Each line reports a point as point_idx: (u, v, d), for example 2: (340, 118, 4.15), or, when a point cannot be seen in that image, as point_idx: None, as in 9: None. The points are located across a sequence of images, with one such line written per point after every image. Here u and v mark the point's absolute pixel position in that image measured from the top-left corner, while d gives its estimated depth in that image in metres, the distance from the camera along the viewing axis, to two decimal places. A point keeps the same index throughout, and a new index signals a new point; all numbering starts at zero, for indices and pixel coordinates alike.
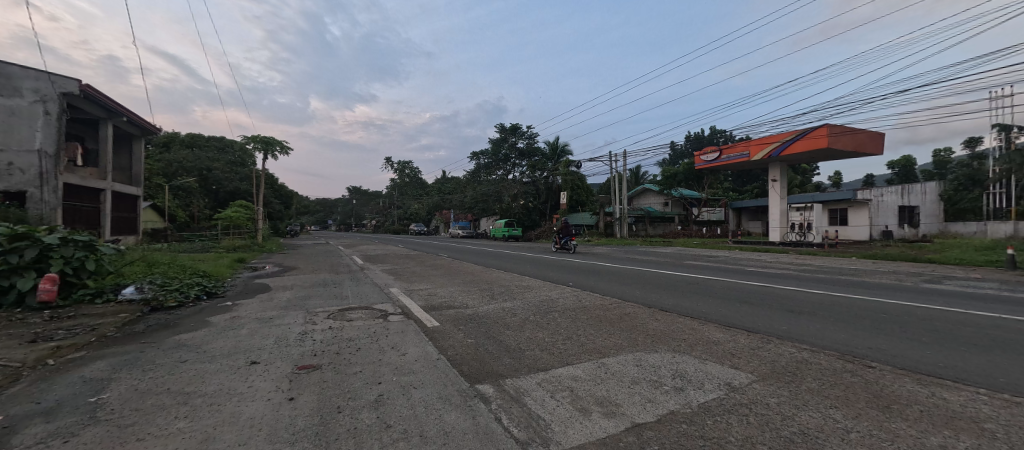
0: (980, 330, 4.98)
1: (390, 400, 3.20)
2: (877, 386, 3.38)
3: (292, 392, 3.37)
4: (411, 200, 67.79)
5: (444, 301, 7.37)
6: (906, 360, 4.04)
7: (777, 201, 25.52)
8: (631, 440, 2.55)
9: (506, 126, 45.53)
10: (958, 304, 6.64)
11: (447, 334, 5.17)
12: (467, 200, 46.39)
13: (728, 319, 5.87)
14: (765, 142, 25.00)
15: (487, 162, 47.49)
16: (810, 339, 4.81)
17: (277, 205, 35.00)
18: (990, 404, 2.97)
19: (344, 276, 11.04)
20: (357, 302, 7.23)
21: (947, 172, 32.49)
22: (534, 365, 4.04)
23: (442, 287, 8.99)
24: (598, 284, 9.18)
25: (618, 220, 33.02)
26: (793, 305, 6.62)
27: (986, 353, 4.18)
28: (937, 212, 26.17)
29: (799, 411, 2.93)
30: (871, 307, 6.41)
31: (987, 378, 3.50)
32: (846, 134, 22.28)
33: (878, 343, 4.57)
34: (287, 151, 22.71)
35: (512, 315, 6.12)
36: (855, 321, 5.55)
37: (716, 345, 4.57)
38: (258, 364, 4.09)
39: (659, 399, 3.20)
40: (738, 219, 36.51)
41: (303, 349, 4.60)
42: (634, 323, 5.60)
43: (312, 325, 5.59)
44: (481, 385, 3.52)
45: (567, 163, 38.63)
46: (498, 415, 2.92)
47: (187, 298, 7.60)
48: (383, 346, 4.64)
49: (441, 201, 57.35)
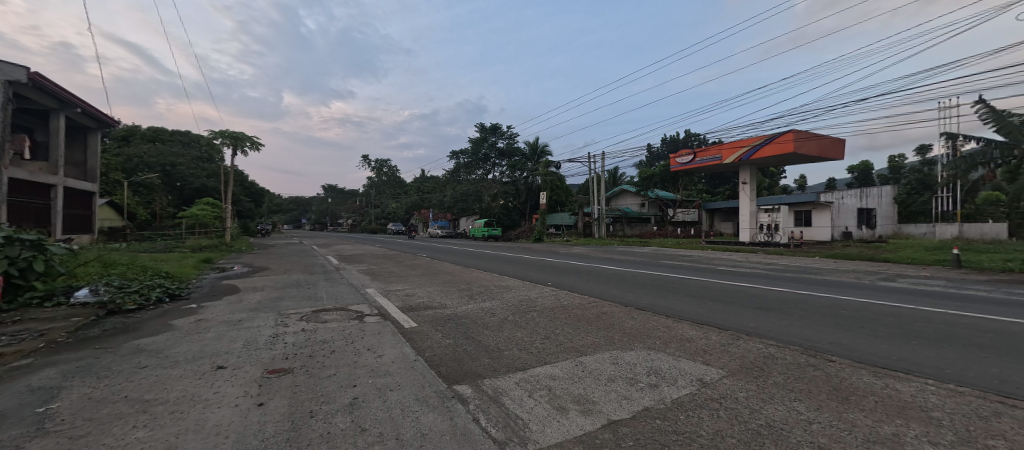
0: (929, 325, 5.29)
1: (365, 403, 2.87)
2: (838, 379, 3.46)
3: (265, 396, 2.91)
4: (388, 199, 66.76)
5: (424, 302, 7.18)
6: (864, 354, 4.21)
7: (747, 202, 26.57)
8: (606, 437, 2.49)
9: (486, 126, 45.59)
10: (913, 301, 7.07)
11: (423, 335, 5.00)
12: (446, 200, 46.06)
13: (700, 316, 6.01)
14: (736, 146, 25.93)
15: (466, 162, 47.28)
16: (776, 335, 4.97)
17: (247, 204, 33.68)
18: (937, 394, 3.11)
19: (316, 277, 10.63)
20: (329, 303, 6.94)
21: (901, 176, 34.68)
22: (512, 365, 3.90)
23: (423, 288, 8.79)
24: (576, 283, 9.27)
25: (597, 221, 33.55)
26: (761, 303, 6.87)
27: (935, 346, 4.44)
28: (891, 214, 27.86)
29: (766, 404, 2.96)
30: (832, 304, 6.73)
31: (936, 369, 3.70)
32: (811, 140, 23.44)
33: (839, 339, 4.76)
34: (258, 147, 21.82)
35: (491, 316, 6.07)
36: (817, 317, 5.81)
37: (689, 342, 4.61)
38: (227, 368, 3.55)
39: (633, 395, 3.15)
40: (711, 220, 37.76)
41: (276, 352, 4.07)
42: (611, 322, 5.64)
43: (283, 328, 5.10)
44: (459, 386, 3.31)
45: (546, 163, 38.93)
46: (475, 415, 2.75)
47: (148, 300, 7.06)
48: (358, 348, 4.28)
49: (420, 201, 56.73)
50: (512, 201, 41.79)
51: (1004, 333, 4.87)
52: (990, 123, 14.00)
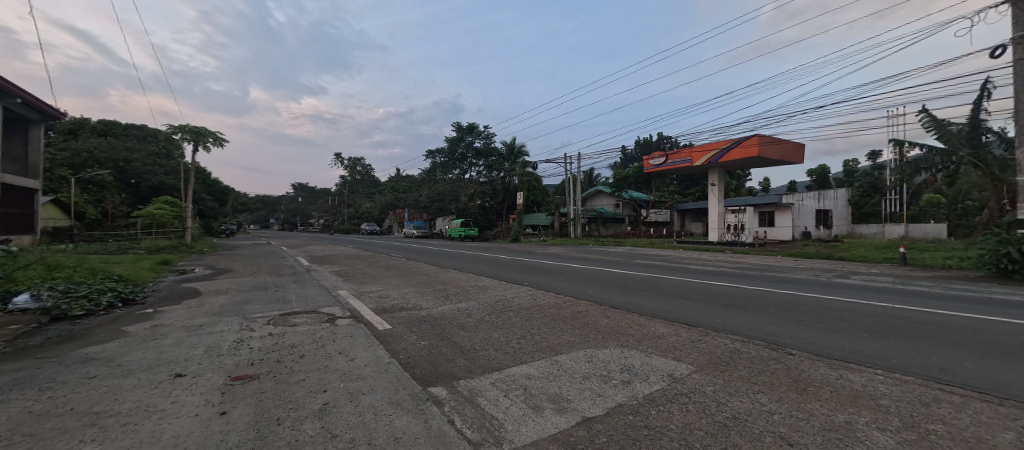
0: (878, 319, 5.66)
1: (336, 408, 2.80)
2: (797, 371, 3.65)
3: (229, 404, 2.78)
4: (362, 199, 65.30)
5: (398, 303, 7.07)
6: (820, 346, 4.45)
7: (715, 203, 27.56)
8: (582, 434, 2.52)
9: (462, 126, 45.37)
10: (864, 296, 7.54)
11: (398, 337, 4.92)
12: (421, 200, 45.44)
13: (672, 314, 6.19)
14: (706, 149, 26.80)
15: (442, 161, 46.87)
16: (741, 331, 5.17)
17: (211, 202, 32.20)
18: (886, 383, 3.32)
19: (284, 278, 10.26)
20: (298, 306, 6.71)
21: (854, 179, 36.95)
22: (488, 366, 3.89)
23: (398, 288, 8.63)
24: (552, 283, 9.36)
25: (573, 221, 34.00)
26: (729, 300, 7.13)
27: (883, 338, 4.75)
28: (845, 215, 29.59)
29: (732, 397, 3.08)
30: (794, 300, 7.07)
31: (883, 360, 3.95)
32: (773, 145, 24.59)
33: (797, 333, 5.02)
34: (221, 143, 20.83)
35: (467, 316, 6.04)
36: (780, 313, 6.08)
37: (661, 339, 4.74)
38: (186, 376, 3.38)
39: (607, 392, 3.20)
40: (682, 220, 38.93)
41: (241, 358, 3.91)
42: (586, 321, 5.73)
43: (249, 333, 4.89)
44: (434, 388, 3.28)
45: (523, 164, 39.10)
46: (450, 417, 2.73)
47: (98, 305, 6.61)
48: (329, 352, 4.16)
49: (395, 201, 55.78)
50: (489, 201, 41.73)
51: (943, 325, 5.27)
52: (932, 131, 15.02)
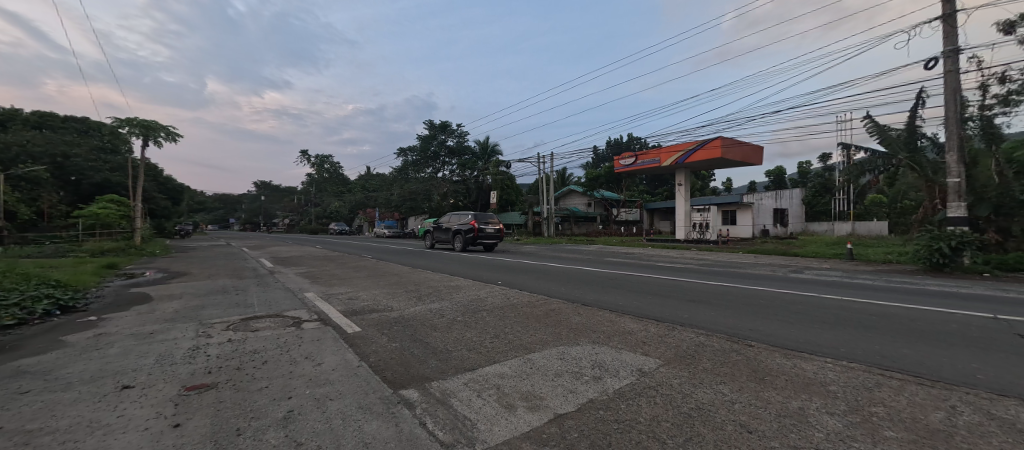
0: (828, 310, 6.04)
1: (301, 416, 2.69)
2: (756, 361, 3.83)
3: (183, 416, 2.63)
4: (331, 198, 63.36)
5: (369, 305, 6.90)
6: (777, 338, 4.69)
7: (683, 203, 28.29)
8: (553, 431, 2.55)
9: (435, 124, 44.69)
10: (817, 290, 8.02)
11: (367, 339, 4.78)
12: (392, 199, 44.51)
13: (641, 310, 6.35)
14: (673, 150, 27.67)
15: (414, 160, 46.08)
16: (705, 325, 5.37)
17: (163, 201, 30.22)
18: (835, 370, 3.55)
19: (246, 281, 9.80)
20: (261, 310, 6.43)
21: (807, 180, 39.24)
22: (461, 366, 3.87)
23: (368, 290, 8.41)
24: (526, 282, 9.41)
25: (546, 220, 34.33)
26: (695, 296, 7.40)
27: (834, 328, 5.07)
28: (800, 214, 31.35)
29: (696, 389, 3.19)
30: (754, 294, 7.43)
31: (832, 349, 4.22)
32: (735, 147, 25.70)
33: (757, 325, 5.27)
34: (174, 138, 19.61)
35: (440, 316, 5.98)
36: (742, 307, 6.35)
37: (630, 335, 4.86)
38: (135, 387, 3.16)
39: (579, 388, 3.25)
40: (651, 219, 40.08)
41: (196, 366, 3.69)
42: (559, 318, 5.80)
43: (206, 339, 4.63)
44: (405, 391, 3.22)
45: (496, 163, 39.04)
46: (421, 420, 2.69)
47: (31, 314, 6.05)
48: (294, 357, 4.01)
49: (365, 200, 54.43)
50: (462, 201, 41.46)
51: (884, 315, 5.69)
52: (875, 135, 16.12)
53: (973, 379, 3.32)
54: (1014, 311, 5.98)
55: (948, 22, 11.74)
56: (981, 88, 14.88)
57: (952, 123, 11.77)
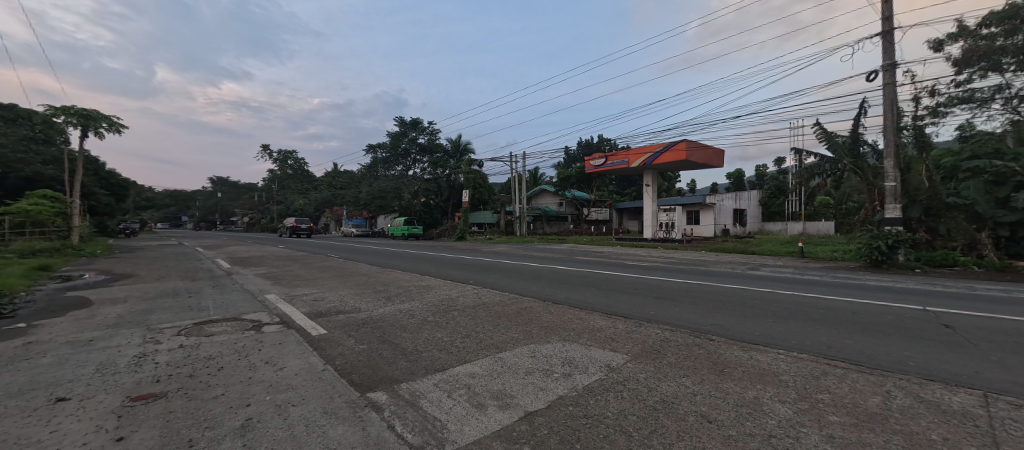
0: (781, 305, 6.40)
1: (261, 423, 2.57)
2: (716, 355, 4.01)
3: (127, 428, 2.45)
4: (295, 195, 60.79)
5: (335, 306, 6.68)
6: (736, 332, 4.92)
7: (650, 203, 29.18)
8: (523, 429, 2.56)
9: (406, 120, 43.72)
10: (774, 286, 8.46)
11: (333, 342, 4.63)
12: (361, 197, 43.26)
13: (610, 307, 6.49)
14: (641, 152, 28.45)
15: (384, 157, 44.94)
16: (670, 321, 5.56)
17: (106, 198, 27.85)
18: (787, 361, 3.77)
19: (199, 283, 9.22)
20: (217, 313, 6.09)
21: (764, 182, 41.43)
22: (431, 366, 3.82)
23: (334, 291, 8.14)
24: (497, 281, 9.41)
25: (519, 219, 34.51)
26: (662, 293, 7.65)
27: (788, 322, 5.37)
28: (758, 214, 33.02)
29: (661, 382, 3.31)
30: (716, 291, 7.76)
31: (783, 341, 4.48)
32: (699, 150, 26.75)
33: (717, 320, 5.51)
34: (119, 129, 18.24)
35: (410, 317, 5.87)
36: (704, 303, 6.62)
37: (599, 331, 4.98)
38: (72, 399, 2.92)
39: (549, 386, 3.30)
40: (620, 218, 41.00)
41: (142, 375, 3.45)
42: (530, 317, 5.85)
43: (154, 346, 4.33)
44: (373, 393, 3.14)
45: (469, 162, 38.72)
46: (389, 423, 2.64)
47: None
48: (254, 362, 3.83)
49: (332, 197, 52.63)
50: (433, 199, 41.02)
51: (832, 309, 6.08)
52: (824, 141, 17.21)
53: (907, 366, 3.62)
54: (942, 303, 6.56)
55: (886, 38, 12.72)
56: (914, 100, 16.26)
57: (890, 131, 12.76)
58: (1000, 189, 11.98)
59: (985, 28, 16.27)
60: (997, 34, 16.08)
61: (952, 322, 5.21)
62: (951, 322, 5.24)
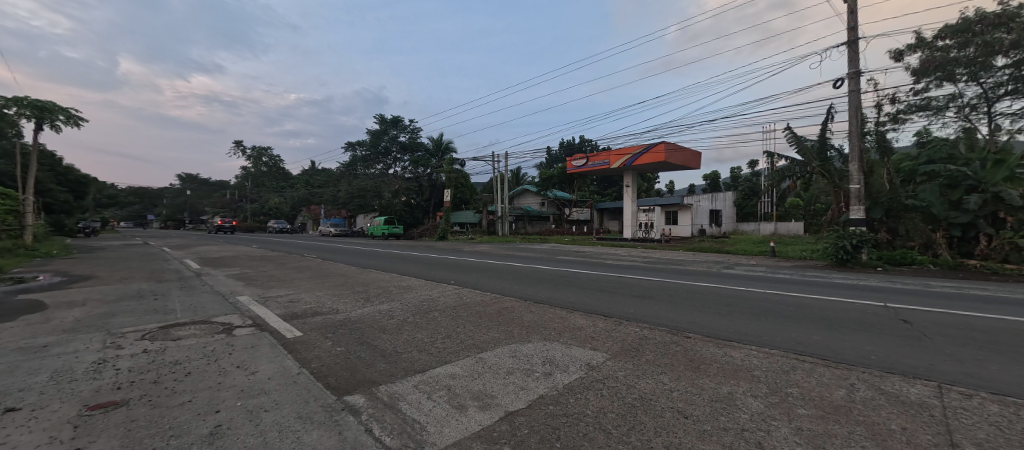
0: (755, 303, 6.60)
1: (231, 430, 2.48)
2: (692, 351, 4.11)
3: (84, 439, 2.33)
4: (270, 194, 58.90)
5: (311, 308, 6.51)
6: (711, 329, 5.05)
7: (630, 203, 29.61)
8: (504, 429, 2.56)
9: (386, 118, 42.88)
10: (748, 285, 8.71)
11: (309, 344, 4.52)
12: (339, 196, 42.33)
13: (590, 306, 6.55)
14: (622, 153, 28.83)
15: (363, 155, 43.90)
16: (649, 319, 5.66)
17: (63, 195, 26.34)
18: (758, 356, 3.89)
19: (166, 285, 8.84)
20: (185, 316, 5.84)
21: (738, 184, 42.68)
22: (410, 368, 3.76)
23: (310, 292, 7.92)
24: (479, 281, 9.34)
25: (501, 218, 34.50)
26: (642, 292, 7.76)
27: (761, 319, 5.54)
28: (732, 215, 33.99)
29: (640, 380, 3.36)
30: (693, 290, 7.94)
31: (755, 337, 4.62)
32: (678, 152, 27.41)
33: (694, 318, 5.63)
34: (77, 122, 17.29)
35: (389, 318, 5.78)
36: (682, 302, 6.77)
37: (579, 330, 5.02)
38: (23, 409, 2.74)
39: (530, 385, 3.30)
40: (601, 218, 41.44)
41: (102, 382, 3.27)
42: (511, 317, 5.84)
43: (115, 351, 4.11)
44: (350, 397, 3.08)
45: (451, 161, 38.37)
46: (367, 426, 2.59)
47: None
48: (224, 366, 3.69)
49: (309, 196, 51.29)
50: (414, 198, 40.52)
51: (802, 306, 6.30)
52: (794, 144, 17.79)
53: (869, 359, 3.80)
54: (902, 300, 6.90)
55: (852, 47, 13.30)
56: (877, 107, 17.09)
57: (854, 136, 13.36)
58: (953, 192, 12.71)
59: (940, 40, 17.26)
60: (951, 46, 17.06)
61: (910, 317, 5.50)
62: (909, 317, 5.54)
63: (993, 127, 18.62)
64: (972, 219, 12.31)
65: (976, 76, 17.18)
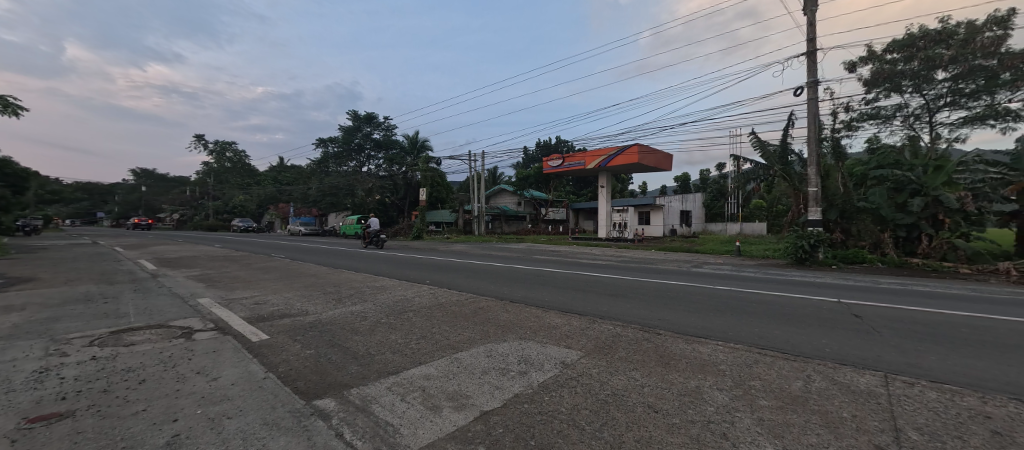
0: (721, 300, 6.86)
1: (190, 439, 2.36)
2: (662, 348, 4.23)
3: None
4: (235, 190, 56.26)
5: (278, 310, 6.28)
6: (680, 326, 5.22)
7: (604, 203, 30.10)
8: (479, 429, 2.55)
9: (360, 114, 41.79)
10: (717, 283, 9.02)
11: (277, 348, 4.36)
12: (310, 194, 40.93)
13: (566, 306, 6.59)
14: (597, 154, 29.30)
15: (335, 151, 42.60)
16: (621, 317, 5.77)
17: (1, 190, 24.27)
18: (724, 351, 4.05)
19: (118, 287, 8.30)
20: (139, 320, 5.50)
21: (707, 185, 44.21)
22: (383, 370, 3.70)
23: (278, 294, 7.63)
24: (454, 281, 9.26)
25: (477, 218, 34.33)
26: (616, 290, 7.91)
27: (726, 315, 5.77)
28: (702, 215, 35.14)
29: (613, 376, 3.44)
30: (664, 288, 8.16)
31: (720, 333, 4.81)
32: (651, 155, 28.13)
33: (664, 315, 5.79)
34: (19, 112, 16.01)
35: (362, 319, 5.65)
36: (654, 300, 6.94)
37: (555, 329, 5.07)
38: None
39: (505, 384, 3.31)
40: (576, 218, 41.89)
41: (43, 393, 3.03)
42: (487, 317, 5.81)
43: (58, 359, 3.82)
44: (320, 401, 2.99)
45: (426, 159, 37.85)
46: (338, 431, 2.52)
47: None
48: (182, 373, 3.50)
49: (276, 194, 49.29)
50: (389, 197, 39.75)
51: (765, 303, 6.59)
52: (759, 148, 18.59)
53: (824, 352, 4.02)
54: (856, 296, 7.34)
55: (811, 57, 14.02)
56: (833, 114, 18.11)
57: (813, 142, 14.09)
58: (899, 195, 13.65)
59: (889, 53, 18.49)
60: (898, 60, 18.32)
61: (861, 312, 5.86)
62: (860, 312, 5.90)
63: (934, 136, 20.09)
64: (915, 220, 13.28)
65: (920, 88, 18.43)
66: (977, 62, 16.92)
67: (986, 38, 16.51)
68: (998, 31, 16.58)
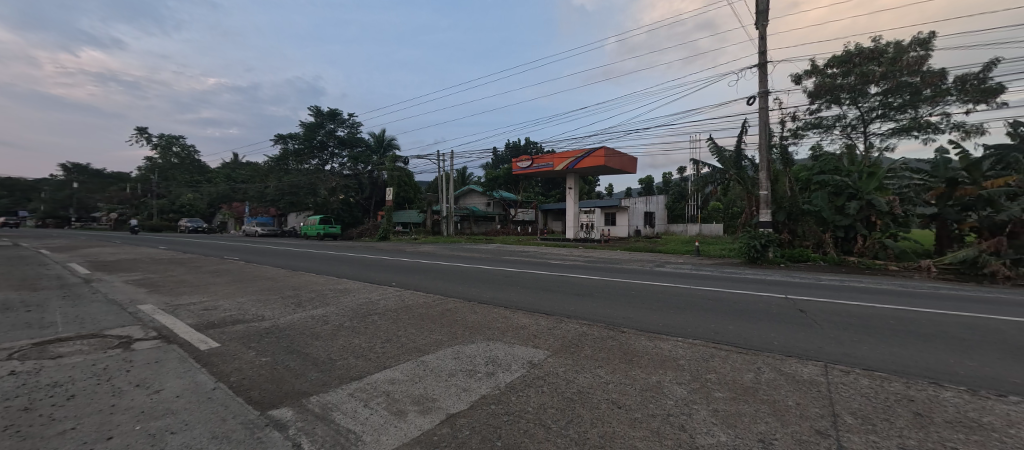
0: (683, 298, 7.14)
1: None
2: (626, 345, 4.34)
3: None
4: (183, 188, 52.59)
5: (232, 316, 5.93)
6: (643, 323, 5.38)
7: (572, 205, 30.60)
8: (444, 432, 2.52)
9: (322, 110, 40.28)
10: (679, 282, 9.36)
11: (230, 356, 4.12)
12: (267, 193, 38.98)
13: (534, 306, 6.63)
14: (564, 156, 29.76)
15: (295, 148, 40.79)
16: (587, 316, 5.89)
17: None
18: (682, 346, 4.22)
19: (45, 293, 7.56)
20: (67, 331, 5.00)
21: (669, 188, 45.90)
22: (346, 375, 3.58)
23: (231, 298, 7.21)
24: (422, 282, 9.08)
25: (446, 219, 33.99)
26: (582, 290, 8.06)
27: (686, 312, 6.01)
28: (664, 217, 36.44)
29: (579, 374, 3.50)
30: (629, 287, 8.42)
31: (681, 329, 5.00)
32: (616, 157, 28.94)
33: (629, 313, 5.96)
34: None
35: (323, 324, 5.43)
36: (619, 298, 7.13)
37: (523, 330, 5.08)
38: None
39: (472, 386, 3.28)
40: (545, 219, 42.20)
41: None
42: (454, 318, 5.74)
43: None
44: (276, 411, 2.85)
45: (393, 158, 37.02)
46: (295, 441, 2.41)
47: None
48: (119, 386, 3.23)
49: (230, 192, 46.53)
50: (353, 196, 38.60)
51: (723, 300, 6.90)
52: (715, 153, 19.53)
53: (772, 345, 4.28)
54: (804, 292, 7.83)
55: (761, 68, 14.91)
56: (781, 122, 19.34)
57: (763, 148, 14.99)
58: (839, 198, 14.73)
59: (829, 68, 19.96)
60: (837, 74, 19.85)
61: (806, 307, 6.27)
62: (805, 307, 6.33)
63: (868, 144, 21.88)
64: (851, 222, 14.37)
65: (856, 101, 19.98)
66: (904, 79, 18.64)
67: (911, 57, 18.26)
68: (921, 52, 18.35)
